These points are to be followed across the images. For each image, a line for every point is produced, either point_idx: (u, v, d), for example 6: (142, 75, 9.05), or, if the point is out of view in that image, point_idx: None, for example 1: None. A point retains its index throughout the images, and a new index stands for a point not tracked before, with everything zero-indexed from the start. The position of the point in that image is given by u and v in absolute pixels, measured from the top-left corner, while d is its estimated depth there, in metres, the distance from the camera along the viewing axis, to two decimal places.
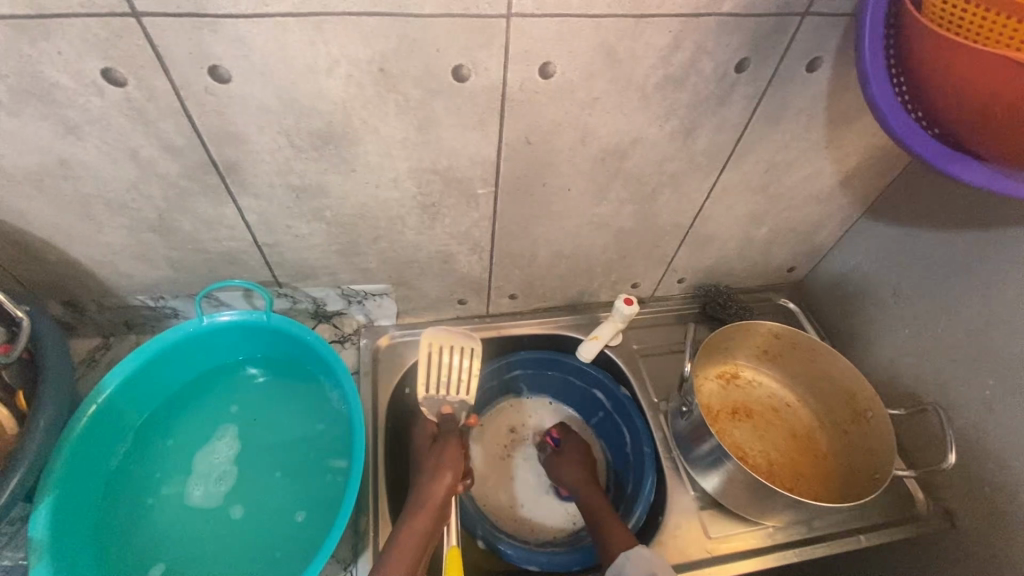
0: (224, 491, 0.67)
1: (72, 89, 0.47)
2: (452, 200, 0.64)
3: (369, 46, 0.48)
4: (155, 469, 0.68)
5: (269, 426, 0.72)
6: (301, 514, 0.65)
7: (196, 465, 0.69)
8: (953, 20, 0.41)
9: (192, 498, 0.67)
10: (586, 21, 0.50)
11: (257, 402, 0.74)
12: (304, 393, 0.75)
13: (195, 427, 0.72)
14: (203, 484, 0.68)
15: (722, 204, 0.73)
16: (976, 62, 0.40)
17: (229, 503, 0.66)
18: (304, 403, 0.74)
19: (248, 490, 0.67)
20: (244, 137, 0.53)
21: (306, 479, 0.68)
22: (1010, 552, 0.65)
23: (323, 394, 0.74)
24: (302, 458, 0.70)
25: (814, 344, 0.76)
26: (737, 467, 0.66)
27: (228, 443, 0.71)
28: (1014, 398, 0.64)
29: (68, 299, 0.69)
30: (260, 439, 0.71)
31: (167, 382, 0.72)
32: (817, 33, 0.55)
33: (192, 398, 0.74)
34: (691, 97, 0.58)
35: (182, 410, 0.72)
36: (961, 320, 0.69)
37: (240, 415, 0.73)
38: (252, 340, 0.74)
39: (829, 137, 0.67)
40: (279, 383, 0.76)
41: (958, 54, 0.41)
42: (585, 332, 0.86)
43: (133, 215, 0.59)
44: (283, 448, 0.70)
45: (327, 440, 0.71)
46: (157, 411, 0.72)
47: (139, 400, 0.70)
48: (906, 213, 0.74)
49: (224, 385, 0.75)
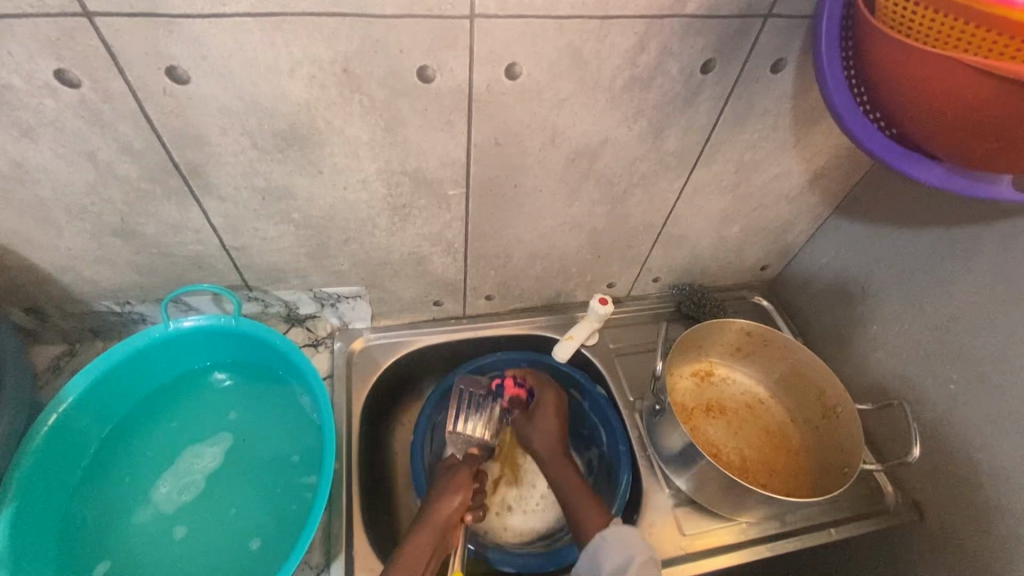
0: (187, 508, 0.66)
1: (24, 91, 0.46)
2: (423, 201, 0.64)
3: (331, 47, 0.47)
4: (127, 473, 0.67)
5: (247, 443, 0.71)
6: (257, 542, 0.63)
7: (167, 474, 0.68)
8: (904, 23, 0.42)
9: (156, 510, 0.65)
10: (550, 22, 0.50)
11: (227, 413, 0.73)
12: (277, 407, 0.73)
13: (165, 435, 0.70)
14: (171, 495, 0.66)
15: (693, 204, 0.74)
16: (925, 62, 0.41)
17: (190, 521, 0.65)
18: (285, 422, 0.72)
19: (210, 508, 0.66)
20: (206, 139, 0.52)
21: (270, 507, 0.66)
22: (975, 542, 0.66)
23: (296, 409, 0.73)
24: (268, 479, 0.68)
25: (785, 341, 0.78)
26: (710, 464, 0.66)
27: (205, 456, 0.69)
28: (977, 392, 0.65)
29: (30, 305, 0.67)
30: (236, 456, 0.70)
31: (140, 386, 0.71)
32: (781, 35, 0.56)
33: (165, 403, 0.73)
34: (658, 98, 0.59)
35: (159, 416, 0.72)
36: (925, 316, 0.70)
37: (221, 427, 0.72)
38: (226, 346, 0.73)
39: (796, 137, 0.68)
40: (254, 394, 0.74)
41: (909, 54, 0.42)
42: (561, 331, 0.86)
43: (94, 219, 0.58)
44: (256, 468, 0.69)
45: (300, 467, 0.68)
46: (128, 414, 0.71)
47: (109, 404, 0.69)
48: (873, 210, 0.75)
49: (199, 392, 0.74)
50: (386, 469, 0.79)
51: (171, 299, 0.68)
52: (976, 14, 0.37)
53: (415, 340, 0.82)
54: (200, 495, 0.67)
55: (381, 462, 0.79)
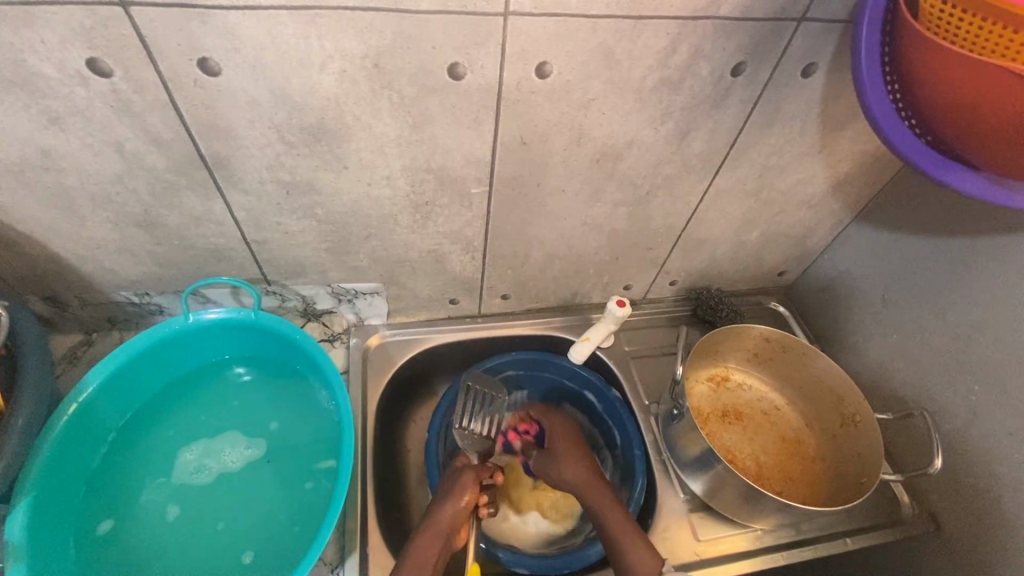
0: (197, 501, 0.65)
1: (56, 79, 0.46)
2: (446, 199, 0.63)
3: (364, 41, 0.47)
4: (161, 448, 0.69)
5: (274, 447, 0.69)
6: (249, 556, 0.62)
7: (194, 459, 0.68)
8: (948, 28, 0.41)
9: (173, 496, 0.66)
10: (584, 21, 0.49)
11: (258, 409, 0.72)
12: (305, 413, 0.72)
13: (196, 418, 0.71)
14: (190, 482, 0.67)
15: (715, 207, 0.73)
16: (967, 68, 0.40)
17: (198, 515, 0.64)
18: (315, 442, 0.70)
19: (220, 504, 0.65)
20: (233, 131, 0.52)
21: (272, 525, 0.64)
22: (991, 556, 0.65)
23: (324, 419, 0.71)
24: (281, 487, 0.67)
25: (804, 349, 0.77)
26: (727, 470, 0.66)
27: (232, 455, 0.69)
28: (998, 404, 0.65)
29: (49, 294, 0.67)
30: (262, 461, 0.69)
31: (179, 365, 0.72)
32: (814, 40, 0.55)
33: (200, 387, 0.73)
34: (688, 99, 0.58)
35: (194, 398, 0.73)
36: (948, 327, 0.70)
37: (256, 428, 0.71)
38: (264, 341, 0.73)
39: (823, 142, 0.67)
40: (287, 396, 0.73)
41: (952, 59, 0.41)
42: (577, 332, 0.85)
43: (118, 210, 0.58)
44: (273, 482, 0.67)
45: (314, 496, 0.66)
46: (166, 391, 0.72)
47: (148, 379, 0.70)
48: (896, 218, 0.74)
49: (237, 381, 0.74)
50: (399, 467, 0.79)
51: (191, 292, 0.68)
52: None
53: (431, 337, 0.82)
54: (213, 491, 0.66)
55: (394, 460, 0.79)
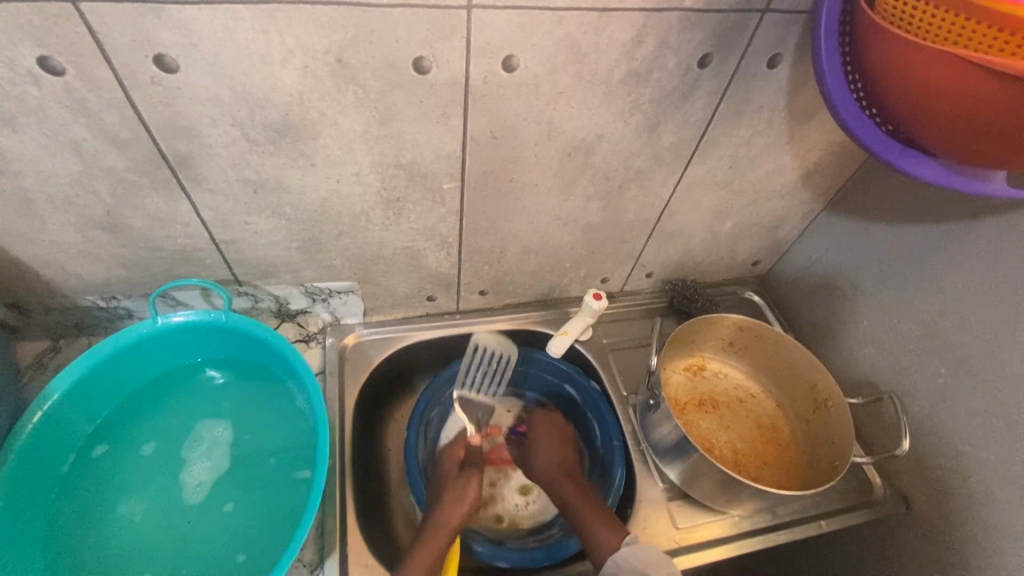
0: (161, 492, 0.65)
1: (6, 78, 0.45)
2: (417, 195, 0.63)
3: (326, 36, 0.46)
4: (166, 423, 0.70)
5: (247, 470, 0.67)
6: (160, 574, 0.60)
7: (199, 440, 0.69)
8: (922, 27, 0.41)
9: (143, 478, 0.66)
10: (548, 14, 0.49)
11: (253, 422, 0.71)
12: (290, 449, 0.69)
13: (198, 406, 0.72)
14: (162, 472, 0.67)
15: (687, 200, 0.74)
16: (952, 73, 0.40)
17: (158, 501, 0.65)
18: (281, 515, 0.64)
19: (173, 506, 0.65)
20: (196, 130, 0.51)
21: (198, 551, 0.62)
22: (958, 533, 0.67)
23: (302, 465, 0.68)
24: (229, 515, 0.64)
25: (777, 337, 0.78)
26: (703, 457, 0.67)
27: (213, 459, 0.68)
28: (963, 385, 0.66)
29: (11, 301, 0.65)
30: (234, 483, 0.66)
31: (204, 349, 0.73)
32: (778, 30, 0.56)
33: (217, 376, 0.74)
34: (656, 92, 0.58)
35: (210, 385, 0.73)
36: (914, 311, 0.71)
37: (248, 444, 0.69)
38: (277, 359, 0.71)
39: (790, 133, 0.68)
40: (284, 424, 0.71)
41: (935, 60, 0.40)
42: (555, 326, 0.85)
43: (79, 212, 0.57)
44: (225, 512, 0.64)
45: (237, 562, 0.61)
46: (187, 371, 0.74)
47: (169, 355, 0.71)
48: (863, 206, 0.75)
49: (249, 385, 0.74)
50: (378, 467, 0.79)
51: (159, 294, 0.67)
52: (1019, 23, 0.36)
53: (409, 335, 0.82)
54: (177, 489, 0.66)
55: (374, 459, 0.79)
